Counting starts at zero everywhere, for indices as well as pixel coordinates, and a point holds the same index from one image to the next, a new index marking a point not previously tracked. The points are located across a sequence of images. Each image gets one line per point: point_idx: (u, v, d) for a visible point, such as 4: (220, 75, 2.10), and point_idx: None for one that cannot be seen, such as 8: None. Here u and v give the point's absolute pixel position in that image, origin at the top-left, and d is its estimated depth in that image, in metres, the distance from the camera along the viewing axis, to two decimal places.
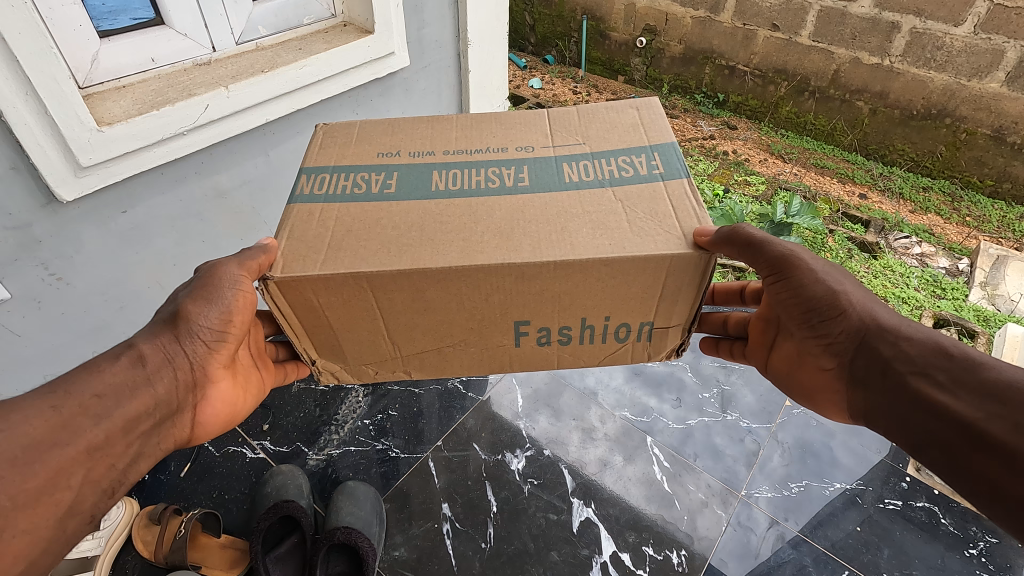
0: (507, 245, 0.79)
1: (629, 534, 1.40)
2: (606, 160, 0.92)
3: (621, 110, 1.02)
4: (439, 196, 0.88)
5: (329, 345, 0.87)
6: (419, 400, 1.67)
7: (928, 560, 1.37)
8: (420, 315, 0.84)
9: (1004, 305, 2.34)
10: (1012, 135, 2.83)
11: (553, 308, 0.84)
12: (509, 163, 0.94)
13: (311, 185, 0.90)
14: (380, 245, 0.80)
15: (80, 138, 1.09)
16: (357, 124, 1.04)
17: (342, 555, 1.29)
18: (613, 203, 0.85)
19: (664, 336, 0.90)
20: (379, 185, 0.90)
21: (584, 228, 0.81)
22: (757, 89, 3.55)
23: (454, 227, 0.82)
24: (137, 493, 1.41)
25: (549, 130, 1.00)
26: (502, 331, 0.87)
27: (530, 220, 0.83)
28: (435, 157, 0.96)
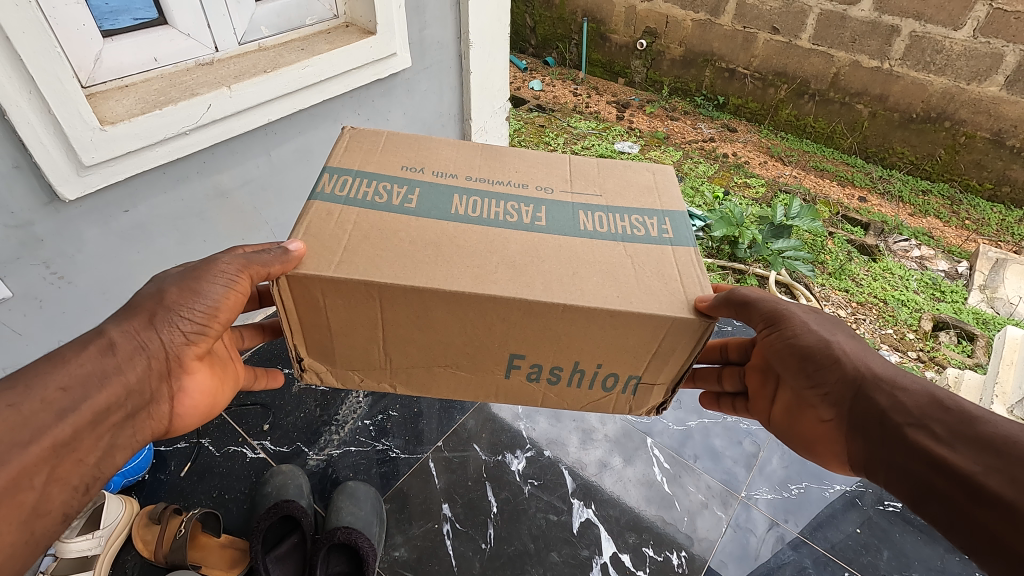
0: (519, 280, 0.79)
1: (629, 535, 1.40)
2: (621, 216, 0.94)
3: (639, 171, 1.05)
4: (459, 219, 0.89)
5: (321, 346, 0.87)
6: (419, 401, 1.67)
7: (928, 562, 1.37)
8: (419, 332, 0.84)
9: (1003, 308, 2.35)
10: (1012, 138, 2.85)
11: (548, 348, 0.83)
12: (528, 202, 0.94)
13: (333, 185, 0.91)
14: (400, 255, 0.80)
15: (83, 137, 1.10)
16: (384, 134, 1.05)
17: (343, 555, 1.29)
18: (623, 257, 0.86)
19: (648, 392, 0.89)
20: (400, 198, 0.91)
21: (595, 276, 0.81)
22: (757, 92, 3.56)
23: (467, 251, 0.83)
24: (136, 492, 1.41)
25: (567, 177, 1.02)
26: (495, 363, 0.87)
27: (544, 259, 0.83)
28: (455, 181, 0.96)
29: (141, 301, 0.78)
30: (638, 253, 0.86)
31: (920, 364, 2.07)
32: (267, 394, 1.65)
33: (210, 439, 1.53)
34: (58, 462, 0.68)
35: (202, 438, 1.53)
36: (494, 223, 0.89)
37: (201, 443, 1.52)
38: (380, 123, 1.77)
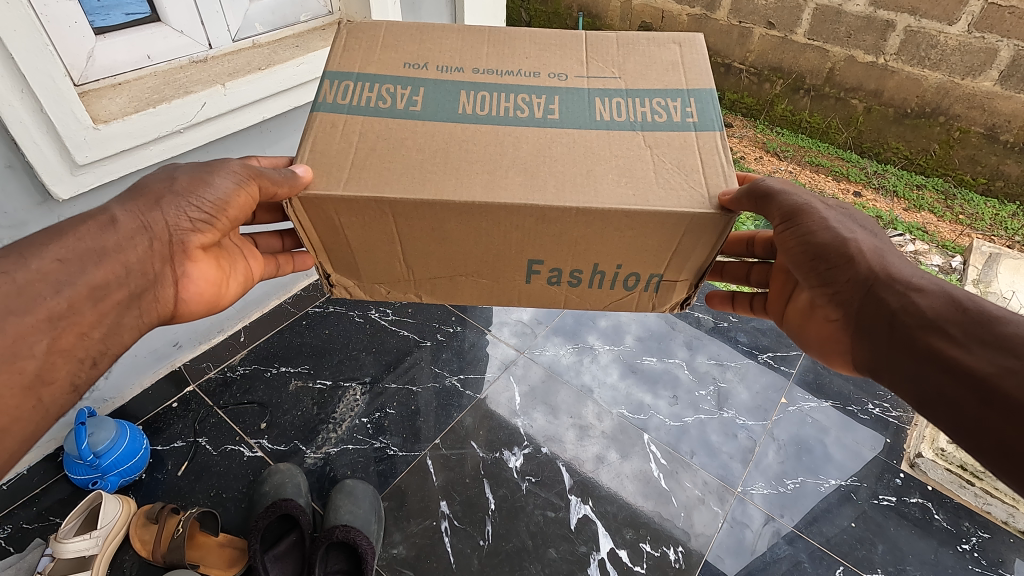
0: (532, 184, 0.79)
1: (626, 530, 1.41)
2: (640, 101, 0.91)
3: (663, 44, 1.00)
4: (466, 119, 0.88)
5: (346, 262, 0.88)
6: (416, 398, 1.67)
7: (922, 556, 1.39)
8: (438, 245, 0.84)
9: (996, 302, 2.36)
10: (1006, 134, 2.86)
11: (572, 250, 0.83)
12: (541, 92, 0.93)
13: (335, 94, 0.89)
14: (405, 168, 0.80)
15: (76, 136, 1.09)
16: (384, 26, 1.01)
17: (342, 554, 1.29)
18: (641, 149, 0.85)
19: (670, 289, 0.90)
20: (405, 101, 0.89)
21: (610, 174, 0.81)
22: (753, 87, 3.56)
23: (478, 158, 0.82)
24: (134, 492, 1.41)
25: (581, 59, 0.99)
26: (515, 268, 0.87)
27: (556, 160, 0.83)
28: (465, 73, 0.94)
29: (149, 184, 0.81)
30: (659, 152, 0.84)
31: None
32: (263, 393, 1.64)
33: (207, 438, 1.53)
34: (59, 332, 0.71)
35: (198, 436, 1.53)
36: (502, 119, 0.88)
37: (198, 442, 1.52)
38: None
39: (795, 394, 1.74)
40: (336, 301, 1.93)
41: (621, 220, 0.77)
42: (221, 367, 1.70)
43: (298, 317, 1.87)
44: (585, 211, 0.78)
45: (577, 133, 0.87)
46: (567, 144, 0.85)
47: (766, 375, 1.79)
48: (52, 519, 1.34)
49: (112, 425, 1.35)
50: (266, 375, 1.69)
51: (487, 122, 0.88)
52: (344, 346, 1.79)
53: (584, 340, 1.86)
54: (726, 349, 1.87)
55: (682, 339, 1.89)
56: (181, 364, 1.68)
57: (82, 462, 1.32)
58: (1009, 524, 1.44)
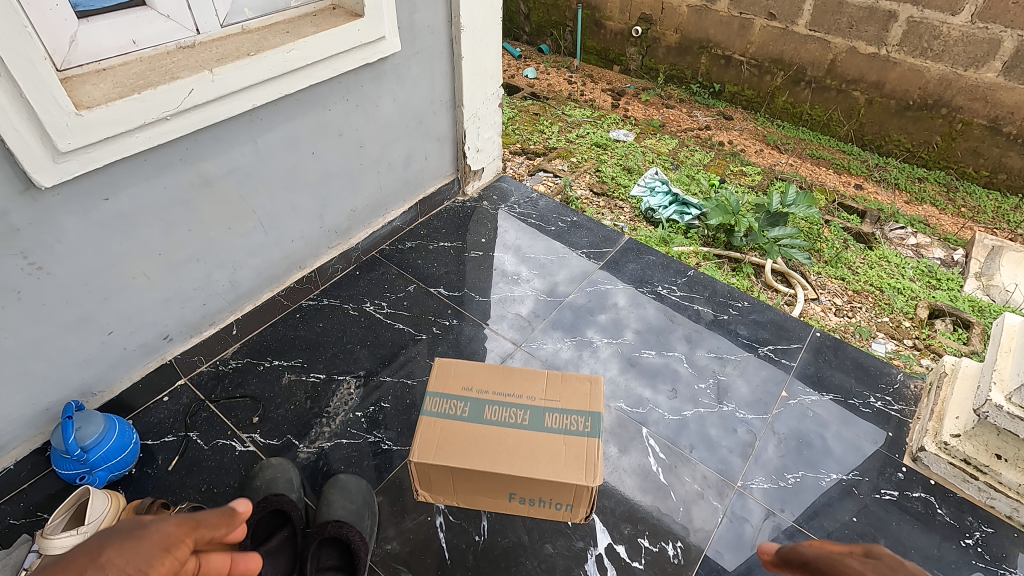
0: (525, 479, 1.19)
1: (624, 525, 1.39)
2: (565, 414, 1.28)
3: (577, 381, 1.34)
4: (495, 427, 1.26)
5: (428, 483, 1.26)
6: (412, 391, 1.64)
7: (925, 551, 1.37)
8: (482, 480, 1.22)
9: (998, 295, 2.34)
10: (1009, 125, 2.84)
11: (526, 489, 1.23)
12: (523, 407, 1.29)
13: (436, 404, 1.29)
14: (469, 457, 1.21)
15: (58, 122, 1.06)
16: (463, 364, 1.37)
17: (335, 549, 1.26)
18: (560, 445, 1.23)
19: (580, 501, 1.23)
20: (467, 415, 1.28)
21: (536, 493, 1.23)
22: (753, 79, 3.52)
23: (508, 461, 1.20)
24: (124, 487, 1.39)
25: (546, 385, 1.34)
26: (501, 492, 1.28)
27: (539, 461, 1.20)
28: (478, 392, 1.31)
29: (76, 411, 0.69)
30: (566, 449, 1.23)
31: (916, 351, 2.05)
32: (256, 386, 1.62)
33: (199, 433, 1.50)
34: None
35: (190, 431, 1.51)
36: (497, 439, 1.24)
37: (189, 436, 1.50)
38: (369, 110, 1.73)
39: (795, 387, 1.72)
40: (331, 294, 1.90)
41: (539, 480, 1.18)
42: (213, 361, 1.67)
43: (292, 309, 1.84)
44: (528, 468, 1.19)
45: (532, 440, 1.24)
46: (524, 461, 1.20)
47: (766, 368, 1.77)
48: (41, 514, 1.33)
49: (100, 420, 1.33)
50: (259, 368, 1.67)
51: (488, 433, 1.25)
52: (339, 340, 1.76)
53: (582, 334, 1.84)
54: (726, 342, 1.85)
55: (681, 332, 1.87)
56: (172, 361, 1.58)
57: (68, 457, 1.29)
58: (1013, 518, 1.42)
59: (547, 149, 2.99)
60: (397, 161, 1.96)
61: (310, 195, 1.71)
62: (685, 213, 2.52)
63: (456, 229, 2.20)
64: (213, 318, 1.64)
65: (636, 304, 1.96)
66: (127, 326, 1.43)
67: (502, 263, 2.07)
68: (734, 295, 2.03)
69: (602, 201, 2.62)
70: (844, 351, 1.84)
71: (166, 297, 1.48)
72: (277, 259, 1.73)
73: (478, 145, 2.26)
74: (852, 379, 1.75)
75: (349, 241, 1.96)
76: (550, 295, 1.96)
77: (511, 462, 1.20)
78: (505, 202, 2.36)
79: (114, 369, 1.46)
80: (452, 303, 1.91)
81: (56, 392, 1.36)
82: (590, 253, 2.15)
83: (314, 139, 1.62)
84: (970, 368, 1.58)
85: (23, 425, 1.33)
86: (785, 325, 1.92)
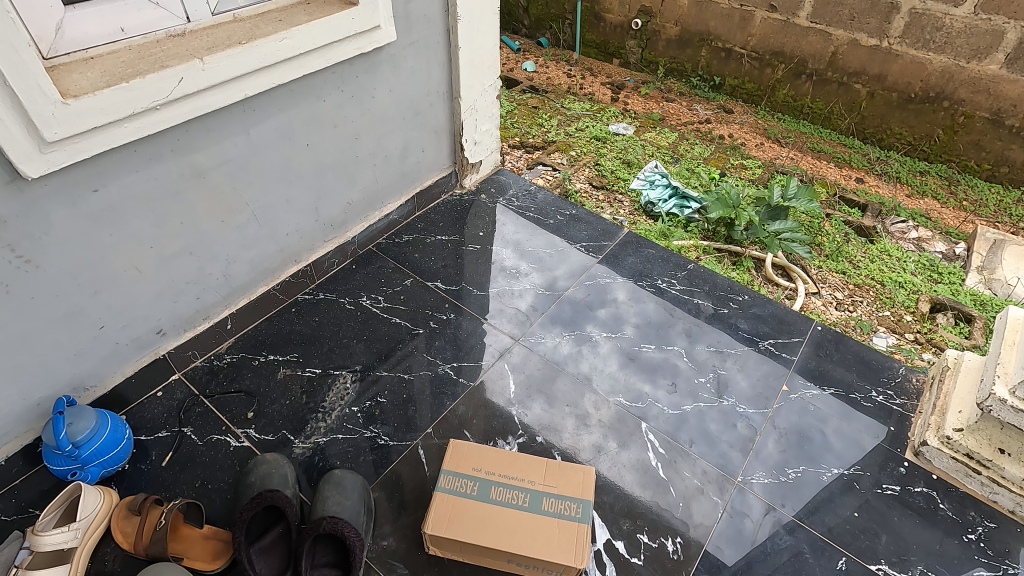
0: (533, 552, 1.17)
1: (623, 521, 1.37)
2: (559, 501, 1.26)
3: (572, 469, 1.33)
4: (508, 509, 1.24)
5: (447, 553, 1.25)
6: (409, 386, 1.63)
7: (927, 546, 1.35)
8: (496, 556, 1.20)
9: (1001, 289, 2.32)
10: (1011, 118, 2.82)
11: (524, 560, 1.18)
12: (527, 492, 1.27)
13: (450, 483, 1.28)
14: (481, 539, 1.19)
15: (44, 111, 1.04)
16: (477, 445, 1.36)
17: (330, 546, 1.25)
18: (554, 529, 1.21)
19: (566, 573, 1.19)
20: (481, 495, 1.26)
21: (529, 561, 1.19)
22: (754, 72, 3.48)
23: (520, 539, 1.19)
24: (117, 483, 1.37)
25: (544, 470, 1.32)
26: (498, 562, 1.23)
27: (544, 540, 1.19)
28: (486, 472, 1.30)
29: None
30: (560, 533, 1.20)
31: (918, 345, 2.03)
32: (251, 381, 1.60)
33: (193, 428, 1.49)
34: None
35: (184, 426, 1.49)
36: (500, 519, 1.22)
37: (183, 432, 1.48)
38: (364, 101, 1.71)
39: (796, 381, 1.70)
40: (326, 288, 1.88)
41: (529, 557, 1.17)
42: (207, 356, 1.65)
43: (287, 304, 1.82)
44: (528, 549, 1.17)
45: (531, 524, 1.22)
46: (523, 544, 1.18)
47: (766, 363, 1.75)
48: (32, 510, 1.32)
49: (93, 415, 1.31)
50: (254, 363, 1.65)
51: (490, 513, 1.23)
52: (335, 334, 1.74)
53: (581, 329, 1.82)
54: (726, 337, 1.83)
55: (681, 327, 1.85)
56: (166, 355, 1.56)
57: (60, 453, 1.27)
58: (1016, 513, 1.40)
59: (546, 142, 2.96)
60: (393, 153, 1.94)
61: (305, 187, 1.68)
62: (685, 206, 2.50)
63: (454, 223, 2.17)
64: (207, 313, 1.62)
65: (636, 298, 1.94)
66: (119, 320, 1.41)
67: (500, 257, 2.05)
68: (734, 289, 2.01)
69: (602, 194, 2.60)
70: (845, 346, 1.82)
71: (158, 290, 1.46)
72: (272, 252, 1.71)
73: (476, 138, 2.24)
74: (854, 374, 1.74)
75: (345, 234, 1.93)
76: (549, 289, 1.94)
77: (513, 543, 1.18)
78: (503, 195, 2.33)
79: (106, 363, 1.44)
80: (449, 297, 1.89)
81: (47, 387, 1.34)
82: (589, 247, 2.13)
83: (308, 131, 1.59)
84: (973, 361, 1.57)
85: (13, 420, 1.31)
86: (786, 319, 1.90)
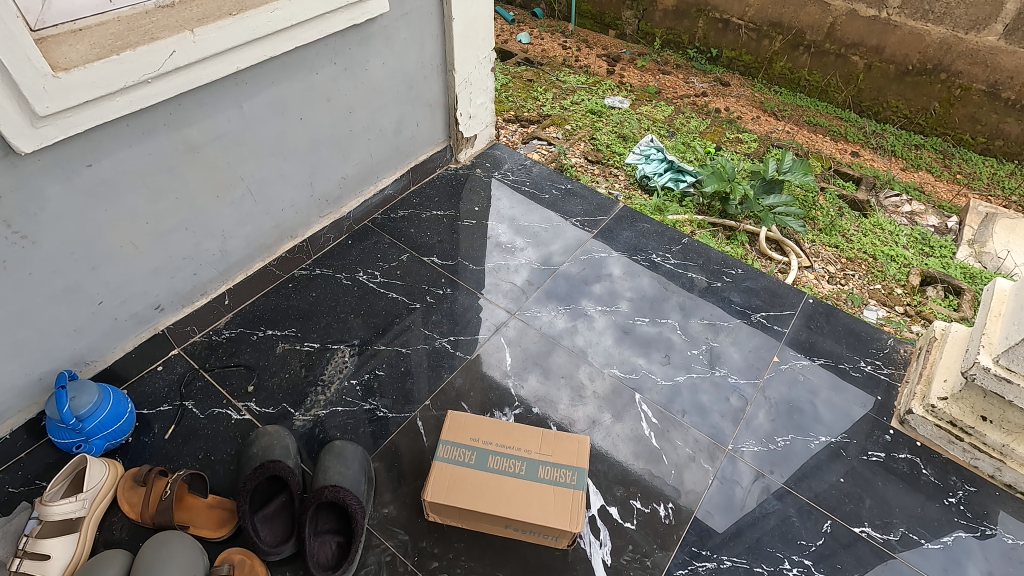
0: (529, 518, 1.21)
1: (617, 488, 1.41)
2: (554, 469, 1.29)
3: (566, 438, 1.35)
4: (506, 477, 1.27)
5: (447, 518, 1.29)
6: (407, 359, 1.65)
7: (909, 509, 1.40)
8: (495, 521, 1.24)
9: (990, 262, 2.35)
10: (1007, 90, 2.84)
11: (522, 525, 1.23)
12: (523, 461, 1.30)
13: (448, 451, 1.31)
14: (479, 505, 1.23)
15: (35, 85, 1.03)
16: (475, 415, 1.39)
17: (332, 514, 1.28)
18: (551, 496, 1.24)
19: (562, 536, 1.23)
20: (478, 463, 1.29)
21: (526, 527, 1.23)
22: (751, 44, 3.44)
23: (518, 505, 1.23)
24: (121, 456, 1.40)
25: (540, 439, 1.35)
26: (497, 528, 1.27)
27: (540, 506, 1.23)
28: (483, 442, 1.33)
29: None
30: (556, 500, 1.24)
31: (907, 318, 2.06)
32: (251, 355, 1.62)
33: (195, 402, 1.51)
34: None
35: (185, 400, 1.51)
36: (497, 486, 1.26)
37: (185, 406, 1.50)
38: (357, 74, 1.69)
39: (787, 353, 1.74)
40: (323, 264, 1.89)
41: (526, 522, 1.21)
42: (206, 331, 1.67)
43: (284, 280, 1.82)
44: (524, 516, 1.21)
45: (527, 491, 1.25)
46: (519, 511, 1.22)
47: (758, 335, 1.79)
48: (39, 482, 1.35)
49: (94, 389, 1.33)
50: (252, 338, 1.67)
51: (488, 481, 1.26)
52: (332, 309, 1.76)
53: (577, 303, 1.84)
54: (719, 310, 1.86)
55: (675, 301, 1.87)
56: (164, 330, 1.57)
57: (64, 426, 1.29)
58: (995, 478, 1.45)
59: (541, 116, 2.93)
60: (388, 127, 1.93)
61: (299, 162, 1.68)
62: (680, 180, 2.49)
63: (449, 198, 2.17)
64: (204, 289, 1.63)
65: (631, 273, 1.96)
66: (117, 295, 1.42)
67: (496, 232, 2.06)
68: (728, 262, 2.03)
69: (597, 169, 2.59)
70: (836, 318, 1.85)
71: (155, 266, 1.46)
72: (268, 228, 1.71)
73: (471, 111, 2.22)
74: (843, 346, 1.77)
75: (341, 210, 1.93)
76: (544, 264, 1.96)
77: (511, 509, 1.22)
78: (498, 170, 2.33)
79: (107, 339, 1.45)
80: (446, 272, 1.90)
81: (48, 362, 1.35)
82: (584, 222, 2.13)
83: (301, 104, 1.58)
84: (960, 332, 1.60)
85: (16, 394, 1.33)
86: (778, 292, 1.93)
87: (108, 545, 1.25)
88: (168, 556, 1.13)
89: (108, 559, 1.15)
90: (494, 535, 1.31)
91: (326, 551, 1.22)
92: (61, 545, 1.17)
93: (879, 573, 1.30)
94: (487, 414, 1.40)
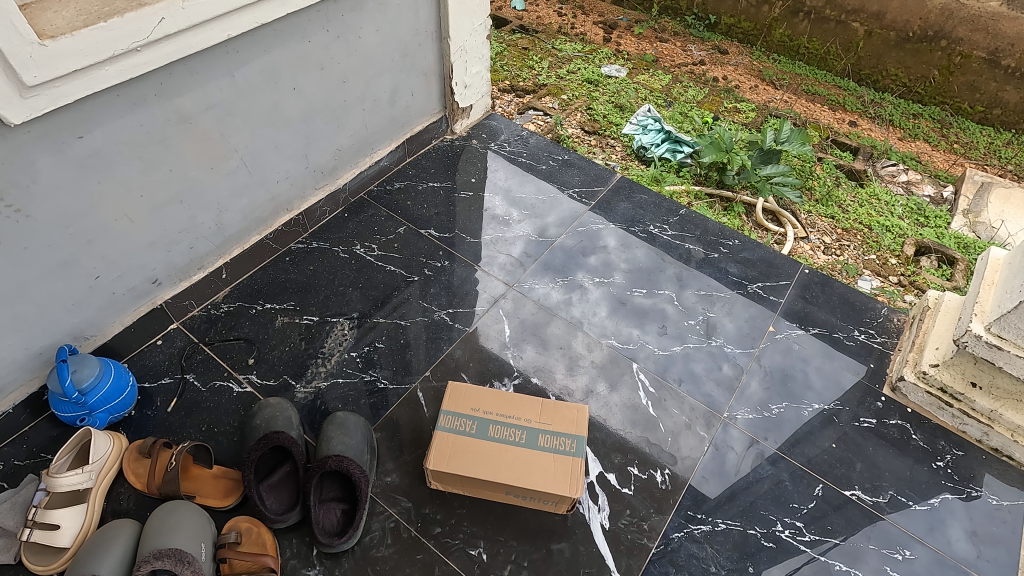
0: (528, 483, 1.24)
1: (615, 456, 1.44)
2: (554, 437, 1.31)
3: (566, 408, 1.37)
4: (506, 444, 1.30)
5: (449, 484, 1.31)
6: (405, 332, 1.66)
7: (898, 473, 1.44)
8: (496, 486, 1.26)
9: (984, 232, 2.38)
10: (1007, 58, 2.83)
11: (522, 491, 1.25)
12: (524, 430, 1.32)
13: (449, 421, 1.33)
14: (480, 472, 1.25)
15: (21, 53, 1.01)
16: (474, 386, 1.40)
17: (336, 482, 1.30)
18: (551, 464, 1.27)
19: (561, 502, 1.26)
20: (479, 432, 1.31)
21: (524, 492, 1.26)
22: (750, 10, 3.37)
23: (517, 473, 1.25)
24: (125, 429, 1.41)
25: (539, 408, 1.37)
26: (497, 494, 1.30)
27: (541, 473, 1.25)
28: (484, 412, 1.35)
29: None
30: (555, 467, 1.27)
31: (901, 288, 2.07)
32: (250, 328, 1.63)
33: (196, 375, 1.52)
34: None
35: (186, 373, 1.52)
36: (498, 455, 1.28)
37: (186, 379, 1.51)
38: (350, 41, 1.65)
39: (782, 323, 1.76)
40: (319, 237, 1.88)
41: (527, 488, 1.24)
42: (204, 305, 1.66)
43: (281, 253, 1.81)
44: (523, 482, 1.24)
45: (528, 459, 1.28)
46: (520, 477, 1.25)
47: (754, 306, 1.80)
48: (44, 455, 1.36)
49: (95, 362, 1.33)
50: (251, 311, 1.67)
51: (489, 450, 1.29)
52: (330, 282, 1.75)
53: (573, 276, 1.84)
54: (716, 281, 1.87)
55: (671, 272, 1.88)
56: (162, 304, 1.57)
57: (68, 399, 1.30)
58: (982, 442, 1.49)
59: (537, 86, 2.88)
60: (383, 97, 1.89)
61: (293, 132, 1.65)
62: (678, 151, 2.48)
63: (445, 169, 2.15)
64: (201, 263, 1.62)
65: (627, 244, 1.96)
66: (114, 270, 1.41)
67: (492, 204, 2.05)
68: (725, 233, 2.04)
69: (594, 139, 2.56)
70: (831, 288, 1.87)
71: (151, 240, 1.45)
72: (263, 200, 1.69)
73: (466, 81, 2.18)
74: (837, 316, 1.79)
75: (336, 182, 1.91)
76: (540, 237, 1.95)
77: (512, 477, 1.25)
78: (494, 141, 2.30)
79: (105, 313, 1.45)
80: (443, 244, 1.90)
81: (49, 336, 1.36)
82: (581, 194, 2.12)
83: (294, 74, 1.55)
84: (953, 301, 1.62)
85: (18, 368, 1.34)
86: (774, 263, 1.94)
87: (116, 514, 1.27)
88: (176, 524, 1.16)
89: (118, 528, 1.17)
90: (495, 502, 1.34)
91: (331, 518, 1.25)
92: (70, 515, 1.19)
93: (868, 534, 1.35)
94: (487, 385, 1.42)
